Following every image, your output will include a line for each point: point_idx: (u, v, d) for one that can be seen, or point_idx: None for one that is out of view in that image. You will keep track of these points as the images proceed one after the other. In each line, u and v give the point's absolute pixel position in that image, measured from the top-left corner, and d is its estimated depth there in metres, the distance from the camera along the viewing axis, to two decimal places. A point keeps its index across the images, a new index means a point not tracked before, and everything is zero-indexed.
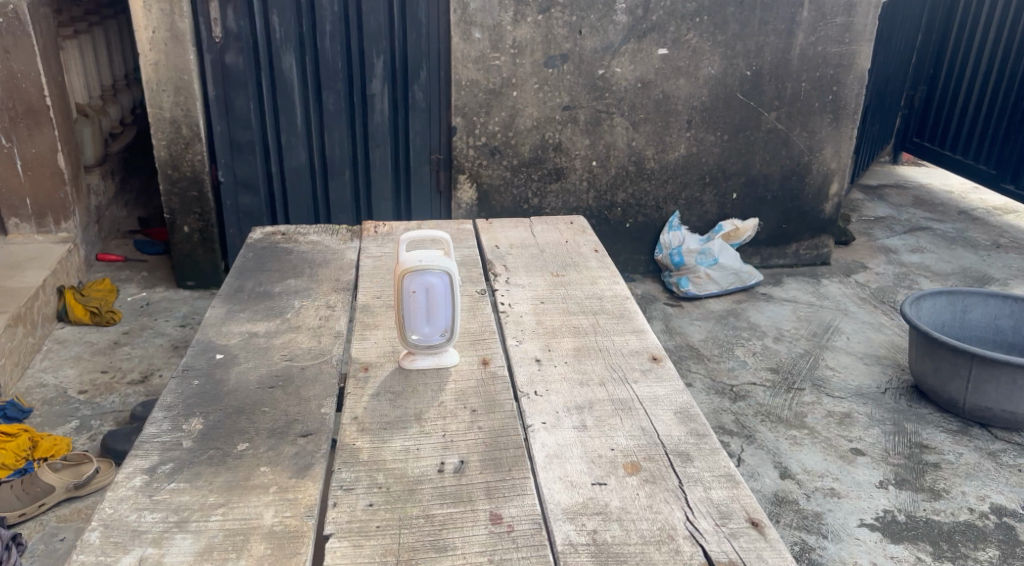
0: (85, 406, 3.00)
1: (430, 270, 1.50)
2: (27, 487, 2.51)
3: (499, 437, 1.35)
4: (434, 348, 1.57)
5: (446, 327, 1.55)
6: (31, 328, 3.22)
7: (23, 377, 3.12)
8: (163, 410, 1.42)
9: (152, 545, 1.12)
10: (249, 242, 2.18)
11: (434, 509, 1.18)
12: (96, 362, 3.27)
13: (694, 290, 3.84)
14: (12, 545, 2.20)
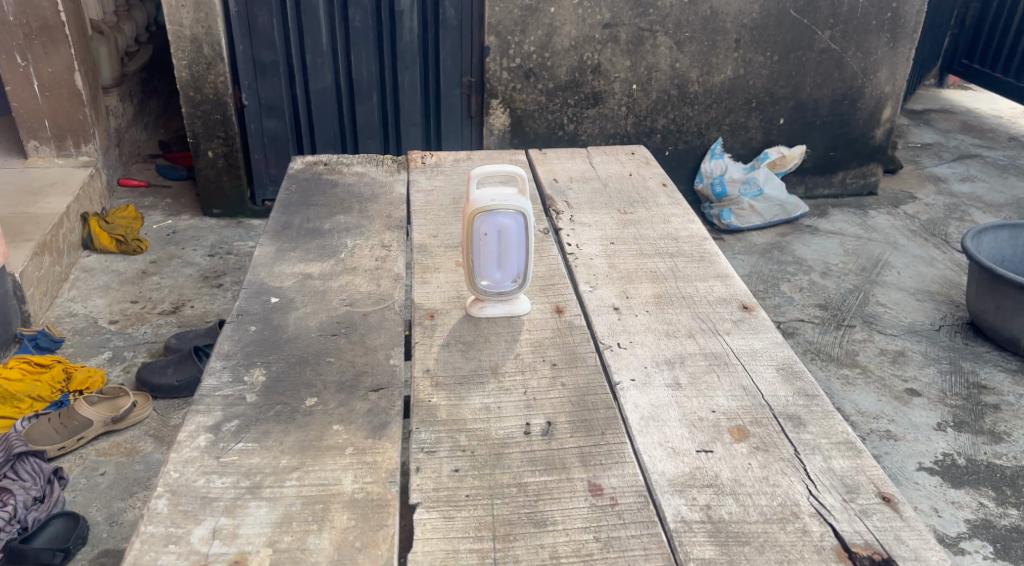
0: (117, 337, 2.93)
1: (503, 211, 1.36)
2: (65, 421, 2.46)
3: (585, 395, 1.25)
4: (505, 295, 1.44)
5: (518, 272, 1.42)
6: (57, 257, 3.13)
7: (52, 307, 3.05)
8: (222, 360, 1.32)
9: (225, 514, 1.03)
10: (290, 173, 2.04)
11: (526, 478, 1.09)
12: (125, 292, 3.18)
13: (737, 223, 3.68)
14: (54, 478, 2.27)
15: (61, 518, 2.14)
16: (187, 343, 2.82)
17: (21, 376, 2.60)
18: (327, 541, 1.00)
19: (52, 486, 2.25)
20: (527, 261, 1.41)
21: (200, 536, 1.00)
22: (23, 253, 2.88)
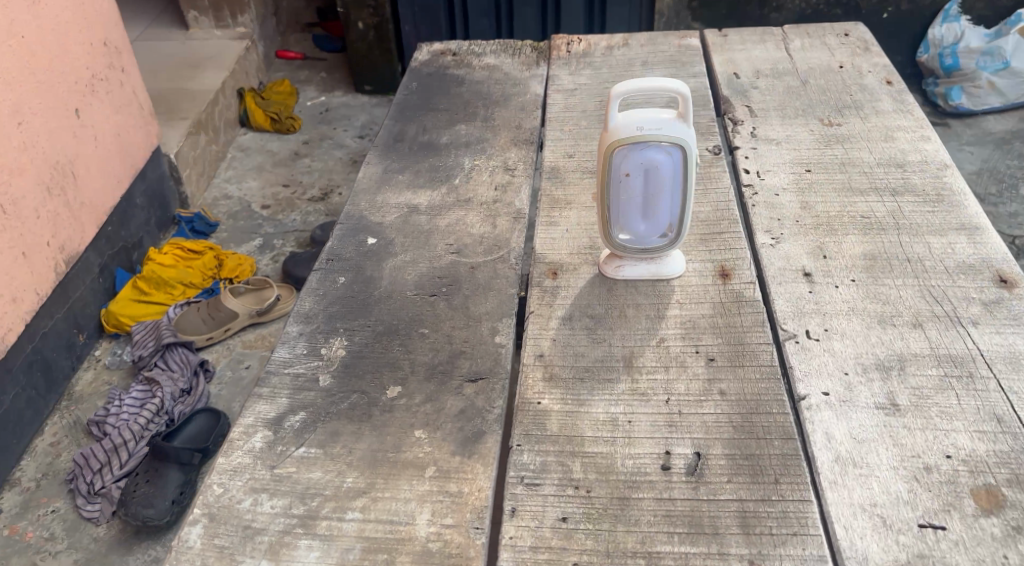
0: (268, 223, 2.80)
1: (653, 142, 1.00)
2: (213, 311, 2.27)
3: (753, 415, 0.91)
4: (650, 253, 1.10)
5: (670, 226, 1.07)
6: (213, 135, 3.02)
7: (209, 188, 2.96)
8: (300, 323, 1.08)
9: (267, 557, 0.80)
10: (414, 67, 1.75)
11: (658, 546, 0.79)
12: (277, 175, 3.04)
13: (969, 105, 2.78)
14: (200, 371, 2.13)
15: (204, 415, 1.99)
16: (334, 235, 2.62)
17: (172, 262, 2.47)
18: None
19: (197, 379, 2.12)
20: (682, 211, 1.06)
21: None
22: (179, 132, 2.76)
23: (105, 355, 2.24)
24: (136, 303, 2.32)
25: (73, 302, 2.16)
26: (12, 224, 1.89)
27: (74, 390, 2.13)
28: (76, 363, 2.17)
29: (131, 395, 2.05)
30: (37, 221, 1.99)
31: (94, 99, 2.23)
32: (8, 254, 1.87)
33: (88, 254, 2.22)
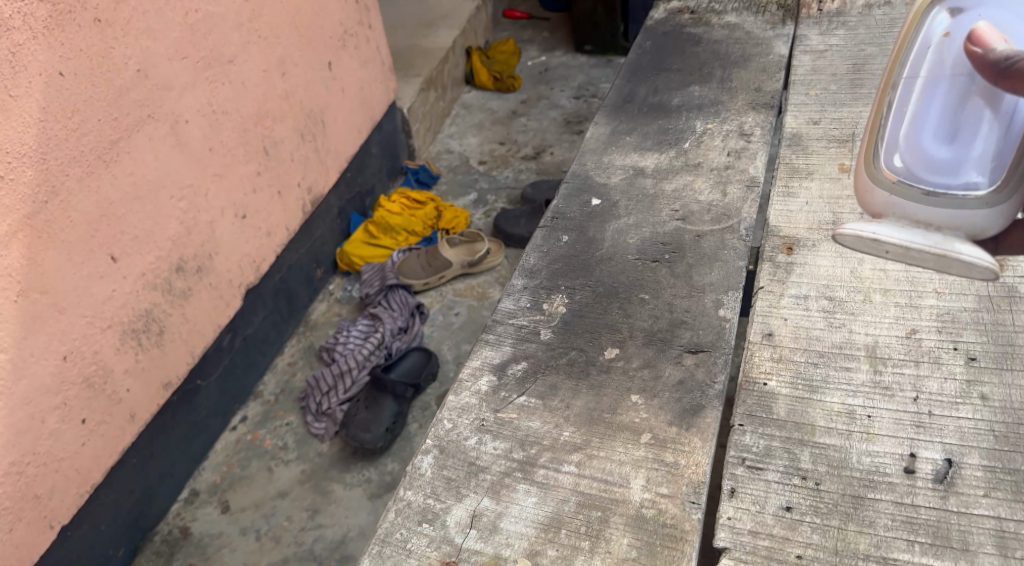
0: (484, 179, 2.85)
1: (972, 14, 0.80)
2: (430, 258, 2.13)
3: (1020, 427, 0.81)
4: (942, 212, 0.78)
5: (989, 161, 0.79)
6: (442, 91, 3.06)
7: (433, 142, 3.03)
8: (524, 277, 1.09)
9: (489, 495, 0.83)
10: (649, 24, 1.70)
11: (892, 552, 0.73)
12: (495, 133, 3.07)
13: None
14: (417, 313, 2.00)
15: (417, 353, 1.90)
16: (543, 197, 2.58)
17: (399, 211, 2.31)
18: None
19: (415, 320, 1.99)
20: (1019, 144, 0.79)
21: (456, 519, 0.81)
22: (411, 89, 2.79)
23: (338, 289, 2.15)
24: (365, 243, 2.20)
25: (316, 240, 2.06)
26: (273, 165, 1.76)
27: (311, 318, 2.04)
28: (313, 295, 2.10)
29: (357, 327, 1.96)
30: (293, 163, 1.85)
31: (352, 46, 2.07)
32: (265, 194, 1.75)
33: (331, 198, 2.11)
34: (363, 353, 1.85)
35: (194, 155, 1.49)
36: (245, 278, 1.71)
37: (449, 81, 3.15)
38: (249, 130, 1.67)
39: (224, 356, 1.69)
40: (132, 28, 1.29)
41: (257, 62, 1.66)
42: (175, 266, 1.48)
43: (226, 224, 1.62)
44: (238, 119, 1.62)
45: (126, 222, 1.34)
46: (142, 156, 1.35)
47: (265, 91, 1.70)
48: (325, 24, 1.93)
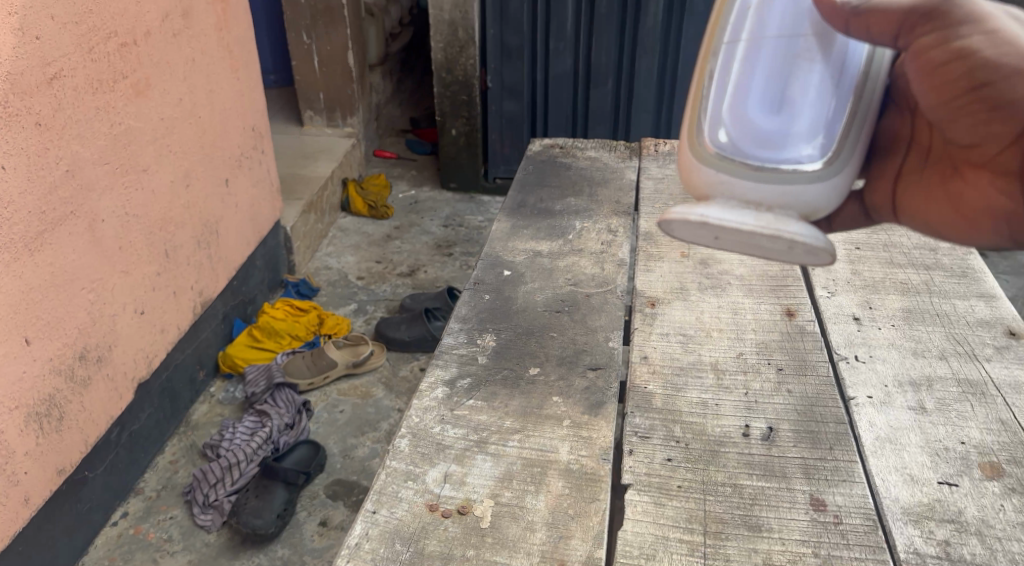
0: (363, 292, 2.91)
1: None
2: (315, 358, 2.38)
3: (814, 406, 1.19)
4: (770, 189, 0.91)
5: (812, 133, 0.89)
6: (320, 215, 3.14)
7: (311, 260, 3.07)
8: (459, 323, 1.41)
9: (456, 462, 1.10)
10: (528, 154, 2.14)
11: (743, 480, 1.06)
12: (371, 252, 3.14)
13: None
14: (303, 410, 2.23)
15: (305, 445, 2.14)
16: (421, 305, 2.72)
17: (284, 316, 2.60)
18: (543, 503, 1.04)
19: (300, 417, 2.22)
20: (841, 117, 0.89)
21: (434, 478, 1.08)
22: (293, 212, 2.90)
23: (219, 392, 2.35)
24: (250, 345, 2.44)
25: (201, 341, 2.29)
26: (171, 267, 2.03)
27: (192, 419, 2.24)
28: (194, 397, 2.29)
29: (243, 424, 2.15)
30: (188, 267, 2.14)
31: (245, 166, 2.44)
32: (162, 293, 2.01)
33: (217, 303, 2.36)
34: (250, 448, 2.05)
35: (105, 252, 1.74)
36: (137, 373, 1.92)
37: (327, 207, 3.23)
38: (153, 234, 1.95)
39: (111, 450, 1.86)
40: (66, 138, 1.58)
41: (164, 175, 1.98)
42: (79, 354, 1.68)
43: (125, 319, 1.85)
44: (145, 223, 1.90)
45: (38, 310, 1.54)
46: (62, 250, 1.60)
47: (169, 202, 2.00)
48: (222, 146, 2.28)
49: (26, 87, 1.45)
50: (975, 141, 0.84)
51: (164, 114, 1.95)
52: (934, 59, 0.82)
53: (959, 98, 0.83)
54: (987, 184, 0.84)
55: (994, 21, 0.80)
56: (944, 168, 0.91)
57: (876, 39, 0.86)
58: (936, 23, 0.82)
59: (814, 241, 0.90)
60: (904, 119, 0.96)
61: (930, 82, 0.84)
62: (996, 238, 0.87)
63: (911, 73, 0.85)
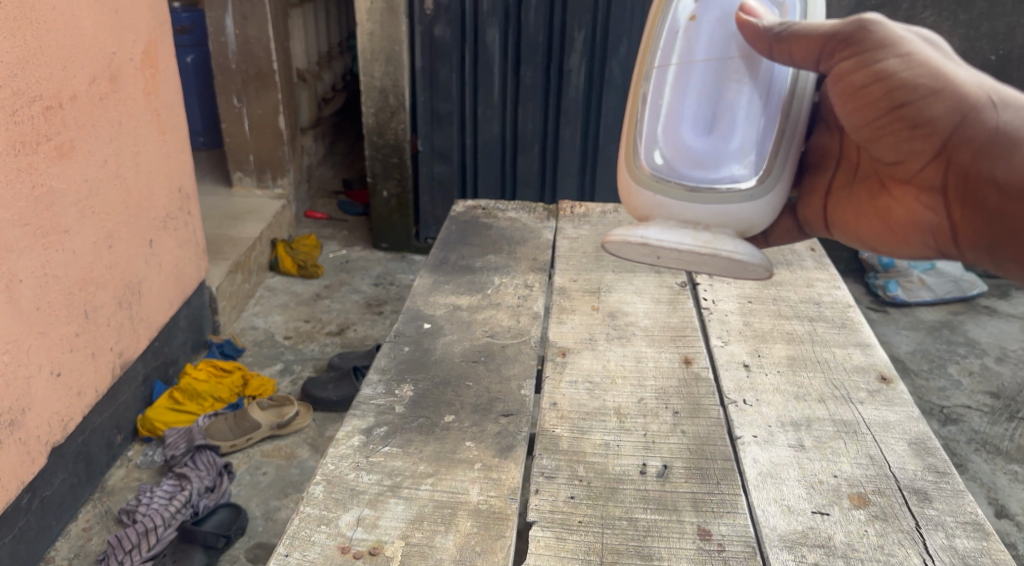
0: (290, 351, 2.91)
1: (711, 29, 1.11)
2: (238, 420, 2.39)
3: (705, 446, 1.29)
4: (705, 210, 1.14)
5: (741, 152, 1.12)
6: (247, 274, 3.15)
7: (237, 320, 3.06)
8: (378, 373, 1.47)
9: (369, 506, 1.15)
10: (452, 214, 2.24)
11: (637, 514, 1.14)
12: (300, 311, 3.16)
13: (904, 296, 3.18)
14: (224, 472, 2.22)
15: (226, 508, 2.11)
16: (349, 363, 2.74)
17: (207, 377, 2.59)
18: (452, 541, 1.09)
19: (221, 479, 2.21)
20: (768, 137, 1.12)
21: (347, 522, 1.12)
22: (219, 272, 2.91)
23: (137, 456, 2.31)
24: (171, 408, 2.42)
25: (119, 404, 2.27)
26: (90, 328, 2.03)
27: (107, 484, 2.20)
28: (111, 461, 2.25)
29: (161, 488, 2.14)
30: (107, 328, 2.13)
31: (170, 228, 2.46)
32: (81, 354, 2.00)
33: (137, 364, 2.34)
34: (168, 512, 2.04)
35: (20, 313, 1.74)
36: (50, 436, 1.90)
37: (255, 267, 3.24)
38: (72, 294, 1.95)
39: (19, 517, 1.82)
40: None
41: (86, 235, 1.99)
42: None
43: (40, 382, 1.83)
44: (65, 283, 1.92)
45: None
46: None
47: (89, 262, 2.02)
48: (147, 208, 2.31)
49: None
50: (898, 158, 1.04)
51: (87, 175, 1.99)
52: (856, 81, 0.99)
53: (880, 118, 1.01)
54: (911, 196, 1.05)
55: (907, 44, 0.97)
56: (872, 183, 1.12)
57: (798, 61, 1.04)
58: (853, 50, 0.98)
59: (746, 256, 1.12)
60: (832, 139, 1.18)
61: (854, 102, 1.02)
62: (921, 241, 1.07)
63: (834, 94, 1.03)
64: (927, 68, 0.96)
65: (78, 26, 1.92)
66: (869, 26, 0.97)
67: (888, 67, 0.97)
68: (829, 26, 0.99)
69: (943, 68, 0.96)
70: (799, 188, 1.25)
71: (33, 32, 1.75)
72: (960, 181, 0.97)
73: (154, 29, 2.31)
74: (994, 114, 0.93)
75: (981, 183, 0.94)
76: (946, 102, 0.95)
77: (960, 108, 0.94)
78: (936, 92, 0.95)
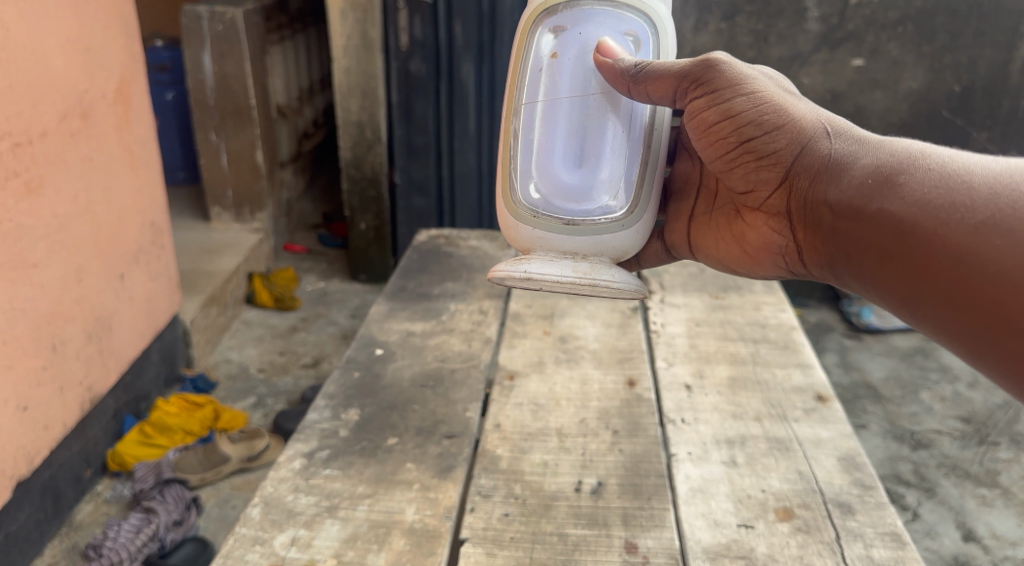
0: (263, 384, 2.87)
1: (575, 70, 1.19)
2: (208, 454, 2.35)
3: (641, 463, 1.32)
4: (581, 242, 1.22)
5: (610, 184, 1.22)
6: (223, 307, 3.11)
7: (212, 353, 3.01)
8: (325, 399, 1.49)
9: (304, 527, 1.17)
10: (415, 243, 2.26)
11: (568, 529, 1.18)
12: (275, 343, 3.14)
13: (878, 322, 3.14)
14: (193, 506, 2.18)
15: (192, 542, 2.08)
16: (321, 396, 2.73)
17: (178, 411, 2.50)
18: (383, 559, 1.12)
19: (189, 513, 2.16)
20: (634, 169, 1.22)
21: (280, 541, 1.15)
22: (195, 304, 2.88)
23: (106, 490, 2.26)
24: (140, 442, 2.34)
25: (88, 438, 2.21)
26: (58, 362, 2.00)
27: (75, 519, 2.16)
28: (80, 496, 2.20)
29: (128, 521, 2.07)
30: (76, 363, 2.09)
31: (142, 261, 2.43)
32: (47, 389, 1.96)
33: (107, 399, 2.28)
34: (134, 546, 1.98)
35: None
36: (16, 470, 1.86)
37: (232, 300, 3.22)
38: (41, 328, 1.93)
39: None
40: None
41: (54, 270, 1.98)
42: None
43: (5, 417, 1.80)
44: (32, 317, 1.89)
45: None
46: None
47: (59, 296, 1.99)
48: (118, 242, 2.28)
49: None
50: (749, 186, 1.22)
51: (57, 211, 1.98)
52: (709, 118, 1.17)
53: (733, 151, 1.19)
54: (762, 221, 1.23)
55: (755, 84, 1.15)
56: (729, 210, 1.31)
57: (655, 100, 1.16)
58: (704, 91, 1.15)
59: (622, 284, 1.21)
60: (693, 171, 1.40)
61: (707, 136, 1.19)
62: (771, 261, 1.25)
63: (693, 130, 1.20)
64: (771, 105, 1.14)
65: (49, 62, 1.93)
66: (719, 68, 1.15)
67: (737, 104, 1.14)
68: (682, 68, 1.14)
69: (783, 106, 1.14)
70: (665, 217, 1.44)
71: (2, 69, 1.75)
72: (799, 202, 1.14)
73: (128, 67, 2.32)
74: (824, 143, 1.11)
75: (814, 201, 1.11)
76: (786, 135, 1.13)
77: (797, 139, 1.13)
78: (778, 127, 1.14)
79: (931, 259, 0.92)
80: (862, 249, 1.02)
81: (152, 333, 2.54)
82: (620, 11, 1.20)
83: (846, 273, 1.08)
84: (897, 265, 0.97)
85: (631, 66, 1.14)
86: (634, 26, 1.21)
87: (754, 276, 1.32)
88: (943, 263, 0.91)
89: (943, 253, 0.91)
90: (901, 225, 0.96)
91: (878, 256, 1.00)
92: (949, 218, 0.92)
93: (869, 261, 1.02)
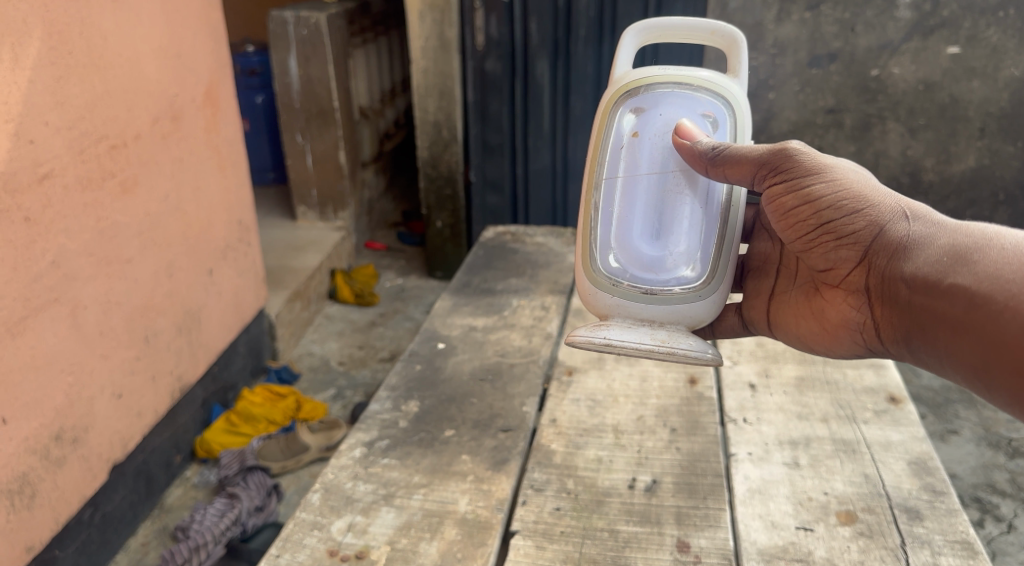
0: (342, 377, 2.95)
1: (654, 148, 1.23)
2: (288, 442, 2.44)
3: (698, 462, 1.30)
4: (658, 310, 1.24)
5: (688, 255, 1.24)
6: (306, 302, 3.22)
7: (296, 346, 3.12)
8: (388, 390, 1.52)
9: (361, 513, 1.21)
10: (482, 240, 2.29)
11: (619, 526, 1.18)
12: (354, 338, 3.22)
13: None
14: (273, 493, 2.27)
15: (272, 529, 2.16)
16: None
17: (262, 401, 2.60)
18: (434, 548, 1.14)
19: (270, 499, 2.25)
20: (713, 242, 1.24)
21: (338, 527, 1.19)
22: (279, 299, 2.99)
23: (194, 475, 2.38)
24: (226, 430, 2.45)
25: (178, 426, 2.32)
26: (150, 352, 2.11)
27: (166, 502, 2.27)
28: (170, 480, 2.31)
29: (213, 506, 2.16)
30: (167, 354, 2.20)
31: (230, 257, 2.54)
32: (141, 377, 2.07)
33: (196, 388, 2.39)
34: (218, 529, 2.06)
35: (86, 338, 1.85)
36: (111, 454, 1.97)
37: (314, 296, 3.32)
38: (134, 320, 2.04)
39: (82, 530, 1.90)
40: (54, 231, 1.73)
41: (146, 265, 2.08)
42: (54, 435, 1.76)
43: (102, 403, 1.92)
44: (126, 311, 2.00)
45: (18, 390, 1.64)
46: (43, 332, 1.71)
47: (150, 292, 2.10)
48: (207, 239, 2.39)
49: (18, 185, 1.62)
50: (828, 264, 1.21)
51: (149, 210, 2.09)
52: (788, 203, 1.18)
53: (813, 233, 1.19)
54: (841, 299, 1.21)
55: (831, 170, 1.17)
56: (807, 288, 1.29)
57: (732, 180, 1.18)
58: (782, 176, 1.17)
59: (700, 352, 1.17)
60: (772, 250, 1.38)
61: (786, 220, 1.20)
62: (850, 338, 1.23)
63: (772, 213, 1.21)
64: (850, 189, 1.15)
65: (141, 69, 2.03)
66: (795, 156, 1.17)
67: (817, 190, 1.15)
68: (760, 154, 1.16)
69: (860, 190, 1.15)
70: (742, 294, 1.41)
71: (100, 77, 1.86)
72: (877, 280, 1.15)
73: (217, 71, 2.42)
74: (901, 225, 1.12)
75: (893, 280, 1.12)
76: (865, 218, 1.14)
77: (875, 221, 1.14)
78: (857, 211, 1.14)
79: (1004, 332, 0.96)
80: (936, 323, 1.05)
81: (239, 327, 2.65)
82: (696, 92, 1.25)
83: (925, 349, 1.09)
84: (970, 338, 1.00)
85: (708, 149, 1.16)
86: (711, 107, 1.25)
87: (833, 354, 1.28)
88: (1014, 334, 0.95)
89: (1015, 325, 0.94)
90: (975, 301, 0.99)
91: (951, 330, 1.02)
92: (1019, 293, 0.96)
93: (944, 335, 1.04)
